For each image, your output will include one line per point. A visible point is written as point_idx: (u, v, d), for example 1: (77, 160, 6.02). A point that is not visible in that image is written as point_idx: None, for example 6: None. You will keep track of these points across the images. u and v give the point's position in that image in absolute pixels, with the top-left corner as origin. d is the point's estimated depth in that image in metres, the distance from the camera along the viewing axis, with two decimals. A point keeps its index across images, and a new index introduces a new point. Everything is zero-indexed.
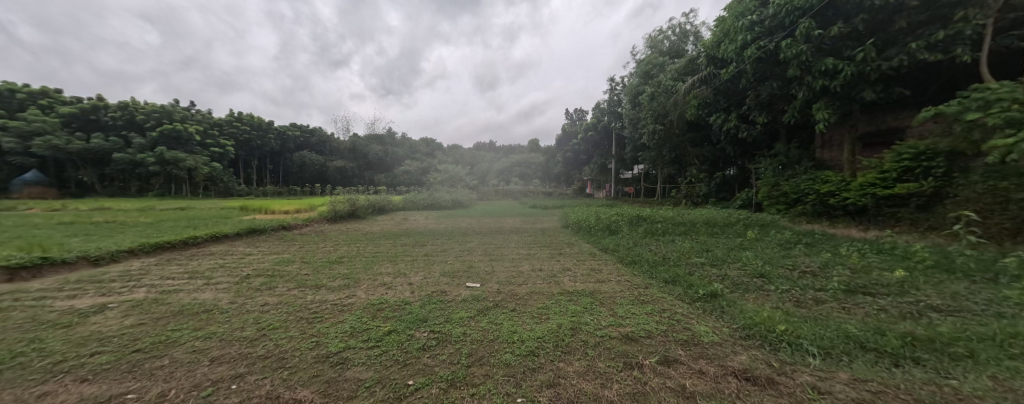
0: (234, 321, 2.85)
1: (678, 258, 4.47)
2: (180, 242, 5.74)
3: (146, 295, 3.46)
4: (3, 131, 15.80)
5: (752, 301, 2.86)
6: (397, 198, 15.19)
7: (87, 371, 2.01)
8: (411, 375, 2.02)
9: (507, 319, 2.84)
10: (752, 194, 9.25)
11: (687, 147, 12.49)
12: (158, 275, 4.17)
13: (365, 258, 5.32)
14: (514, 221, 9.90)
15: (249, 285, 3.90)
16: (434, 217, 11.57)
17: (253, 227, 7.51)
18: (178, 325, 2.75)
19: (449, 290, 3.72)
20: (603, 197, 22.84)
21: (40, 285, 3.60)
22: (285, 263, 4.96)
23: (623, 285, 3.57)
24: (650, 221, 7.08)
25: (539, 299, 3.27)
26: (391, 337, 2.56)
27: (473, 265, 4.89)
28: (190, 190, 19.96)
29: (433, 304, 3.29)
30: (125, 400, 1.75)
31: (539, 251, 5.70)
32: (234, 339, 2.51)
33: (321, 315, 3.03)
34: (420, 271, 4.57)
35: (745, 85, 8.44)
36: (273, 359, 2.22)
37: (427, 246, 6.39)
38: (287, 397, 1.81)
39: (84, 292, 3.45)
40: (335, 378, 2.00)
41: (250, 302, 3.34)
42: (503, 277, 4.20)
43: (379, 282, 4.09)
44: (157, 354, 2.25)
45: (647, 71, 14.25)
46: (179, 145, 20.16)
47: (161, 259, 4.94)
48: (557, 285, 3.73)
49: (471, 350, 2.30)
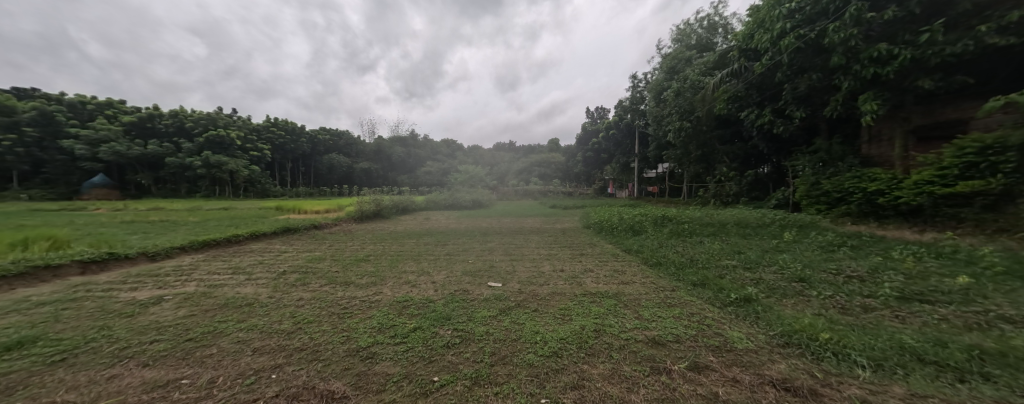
0: (272, 314, 3.05)
1: (707, 260, 4.28)
2: (224, 240, 6.24)
3: (195, 288, 3.77)
4: (78, 140, 18.12)
5: (791, 307, 2.68)
6: (420, 198, 15.58)
7: (147, 357, 2.22)
8: (436, 372, 2.07)
9: (529, 319, 2.84)
10: (789, 193, 8.66)
11: (717, 145, 11.93)
12: (205, 270, 4.54)
13: (389, 257, 5.52)
14: (534, 222, 9.86)
15: (285, 281, 4.16)
16: (455, 217, 11.77)
17: (288, 226, 8.01)
18: (225, 317, 2.98)
19: (471, 289, 3.78)
20: (625, 197, 22.30)
21: (108, 278, 4.02)
22: (316, 260, 5.24)
23: (648, 288, 3.47)
24: (677, 222, 6.83)
25: (561, 300, 3.25)
26: (416, 333, 2.63)
27: (494, 264, 4.93)
28: (233, 191, 21.63)
29: (455, 303, 3.35)
30: (180, 385, 1.92)
31: (559, 251, 5.66)
32: (273, 331, 2.69)
33: (351, 311, 3.17)
34: (442, 270, 4.67)
35: (782, 78, 7.95)
36: (307, 351, 2.35)
37: (448, 246, 6.50)
38: (322, 388, 1.91)
39: (144, 284, 3.83)
40: (364, 371, 2.08)
41: (286, 297, 3.56)
42: (524, 276, 4.20)
43: (404, 280, 4.22)
44: (206, 344, 2.45)
45: (674, 67, 13.75)
46: (222, 150, 21.93)
47: (208, 255, 5.39)
48: (579, 286, 3.68)
49: (494, 350, 2.32)
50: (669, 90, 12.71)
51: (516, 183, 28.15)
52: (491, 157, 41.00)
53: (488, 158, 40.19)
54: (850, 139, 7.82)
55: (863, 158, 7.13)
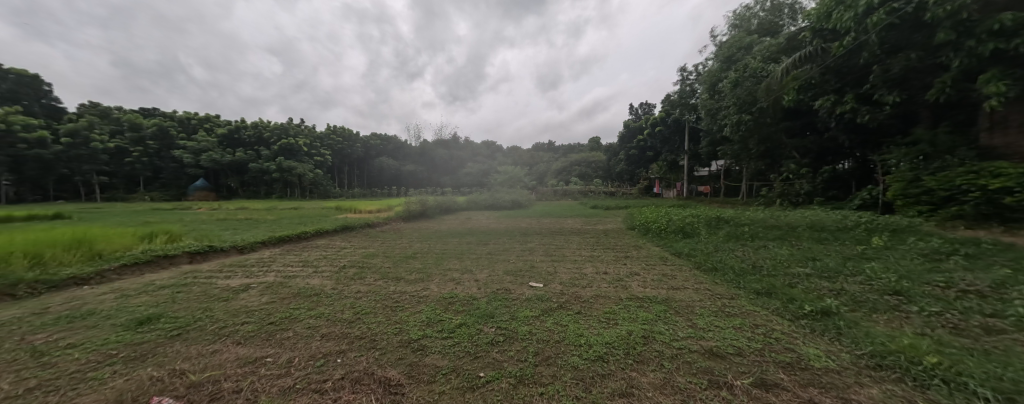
0: (337, 304, 3.36)
1: (772, 266, 3.86)
2: (295, 236, 7.03)
3: (274, 278, 4.31)
4: (185, 150, 21.56)
5: (884, 324, 2.31)
6: (462, 199, 16.07)
7: (240, 337, 2.58)
8: (482, 368, 2.12)
9: (573, 321, 2.79)
10: (878, 192, 7.48)
11: (784, 139, 10.72)
12: (281, 262, 5.16)
13: (434, 255, 5.78)
14: (575, 222, 9.65)
15: (345, 274, 4.58)
16: (496, 217, 11.94)
17: (346, 225, 8.77)
18: (297, 304, 3.35)
19: (513, 289, 3.82)
20: (672, 197, 20.68)
21: (209, 267, 4.74)
22: (371, 256, 5.68)
23: (703, 294, 3.23)
24: (735, 224, 6.26)
25: (605, 303, 3.18)
26: (462, 329, 2.73)
27: (535, 265, 4.93)
28: (301, 193, 24.17)
29: (498, 301, 3.42)
30: (265, 362, 2.21)
31: (601, 253, 5.49)
32: (337, 320, 2.97)
33: (402, 304, 3.39)
34: (485, 268, 4.80)
35: (869, 59, 6.90)
36: (365, 340, 2.55)
37: (489, 245, 6.64)
38: (379, 374, 2.07)
39: (235, 273, 4.46)
40: (416, 362, 2.22)
41: (346, 289, 3.91)
42: (566, 278, 4.14)
43: (450, 277, 4.41)
44: (284, 327, 2.78)
45: (731, 56, 12.64)
46: (293, 156, 24.61)
47: (283, 249, 6.11)
48: (625, 290, 3.54)
49: (538, 350, 2.32)
50: (726, 81, 11.69)
51: (557, 183, 27.84)
52: (531, 157, 41.03)
53: (528, 159, 40.27)
54: (963, 128, 6.56)
55: (981, 150, 5.94)
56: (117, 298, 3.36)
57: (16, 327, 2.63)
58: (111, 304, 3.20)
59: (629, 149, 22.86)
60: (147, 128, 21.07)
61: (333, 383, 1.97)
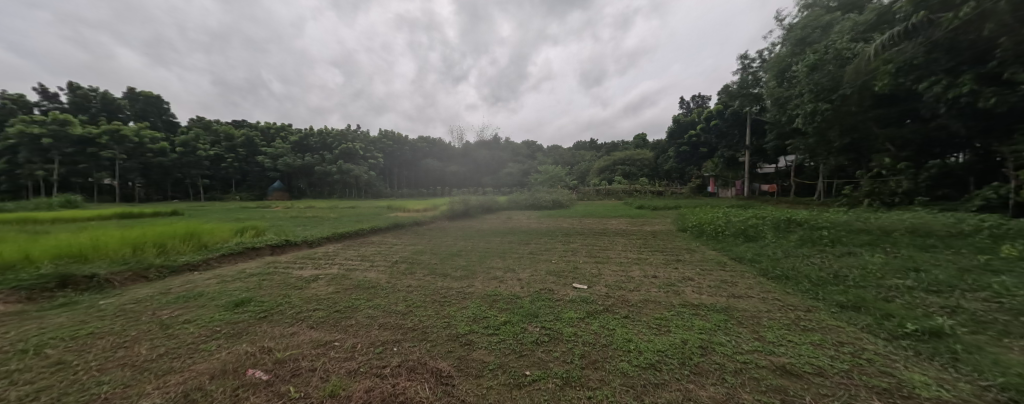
0: (391, 297, 3.61)
1: (860, 277, 3.35)
2: (355, 232, 7.71)
3: (338, 270, 4.77)
4: (266, 156, 24.64)
5: (1019, 352, 1.89)
6: (502, 199, 16.27)
7: (312, 321, 2.89)
8: (528, 366, 2.14)
9: (620, 325, 2.69)
10: (1008, 190, 6.13)
11: (875, 129, 9.25)
12: (343, 256, 5.67)
13: (478, 253, 5.95)
14: (621, 223, 9.25)
15: (398, 269, 4.91)
16: (537, 218, 11.87)
17: (396, 223, 9.37)
18: (357, 295, 3.65)
19: (556, 289, 3.78)
20: (731, 196, 18.11)
21: (285, 258, 5.38)
22: (419, 253, 6.01)
23: (771, 305, 2.92)
24: (810, 227, 5.55)
25: (656, 308, 3.02)
26: (507, 327, 2.77)
27: (578, 266, 4.82)
28: (358, 193, 26.35)
29: (541, 301, 3.41)
30: (334, 345, 2.45)
31: (650, 256, 5.21)
32: (392, 311, 3.19)
33: (449, 299, 3.54)
34: (527, 268, 4.82)
35: (995, 30, 5.69)
36: (417, 332, 2.71)
37: (530, 245, 6.65)
38: (431, 365, 2.18)
39: (306, 265, 5.00)
40: (464, 356, 2.30)
41: (399, 283, 4.19)
42: (611, 281, 3.99)
43: (493, 275, 4.49)
44: (348, 315, 3.06)
45: (805, 38, 11.20)
46: (351, 159, 26.87)
47: (344, 244, 6.74)
48: (678, 295, 3.32)
49: (584, 352, 2.28)
50: (799, 66, 10.39)
51: (600, 182, 26.96)
52: (573, 155, 40.23)
53: (570, 158, 39.55)
54: None
55: None
56: (218, 283, 3.95)
57: (150, 303, 3.23)
58: (213, 288, 3.77)
59: (680, 145, 21.32)
60: (237, 137, 24.47)
61: (391, 370, 2.13)
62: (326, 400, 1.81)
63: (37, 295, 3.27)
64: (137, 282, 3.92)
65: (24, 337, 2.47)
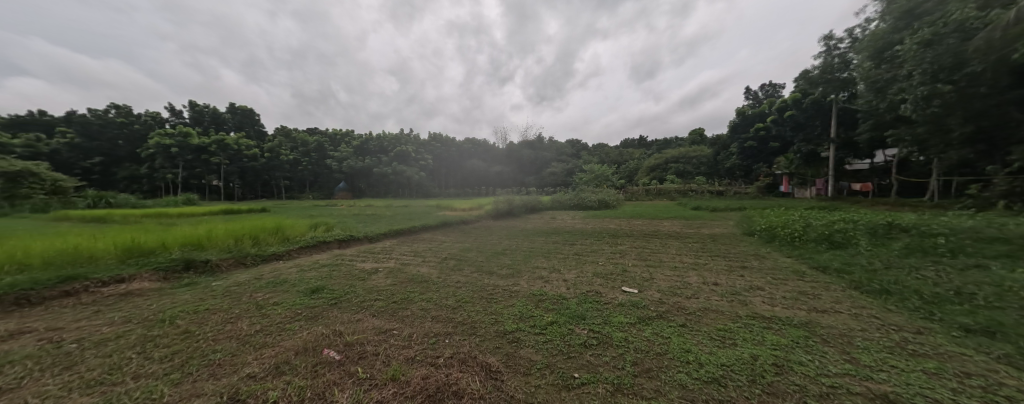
0: (442, 291, 3.79)
1: (993, 296, 2.73)
2: (408, 229, 8.27)
3: (394, 264, 5.15)
4: (333, 159, 27.29)
5: None
6: (546, 199, 16.21)
7: (374, 310, 3.16)
8: (577, 369, 2.10)
9: (676, 334, 2.52)
10: None
11: (1015, 113, 7.46)
12: (398, 251, 6.13)
13: (523, 252, 5.99)
14: (674, 225, 8.66)
15: (448, 264, 5.16)
16: (581, 218, 11.62)
17: (445, 221, 9.84)
18: (411, 288, 3.89)
19: (604, 292, 3.65)
20: (814, 196, 15.52)
21: (350, 252, 5.95)
22: (466, 250, 6.24)
23: (865, 323, 2.51)
24: (919, 234, 4.65)
25: (718, 317, 2.78)
26: (554, 327, 2.75)
27: (627, 269, 4.60)
28: (410, 193, 28.07)
29: (589, 303, 3.31)
30: (393, 333, 2.65)
31: (709, 261, 4.79)
32: (443, 305, 3.35)
33: (496, 297, 3.61)
34: (573, 269, 4.72)
35: None
36: (466, 326, 2.81)
37: (576, 246, 6.52)
38: (481, 359, 2.24)
39: (367, 258, 5.48)
40: (512, 353, 2.33)
41: (449, 278, 4.39)
42: (665, 286, 3.75)
43: (538, 275, 4.49)
44: (403, 306, 3.28)
45: (912, 9, 9.39)
46: (405, 161, 28.59)
47: (399, 240, 7.28)
48: (744, 306, 3.01)
49: (636, 360, 2.17)
50: (906, 43, 8.76)
51: (651, 181, 25.54)
52: (621, 153, 38.48)
53: (618, 156, 37.90)
54: None
55: None
56: (297, 271, 4.51)
57: (248, 286, 3.79)
58: (295, 275, 4.31)
59: (744, 140, 19.31)
60: (311, 143, 27.54)
61: (444, 360, 2.23)
62: (388, 383, 1.96)
63: (170, 276, 4.04)
64: (237, 268, 4.63)
65: (162, 308, 3.06)
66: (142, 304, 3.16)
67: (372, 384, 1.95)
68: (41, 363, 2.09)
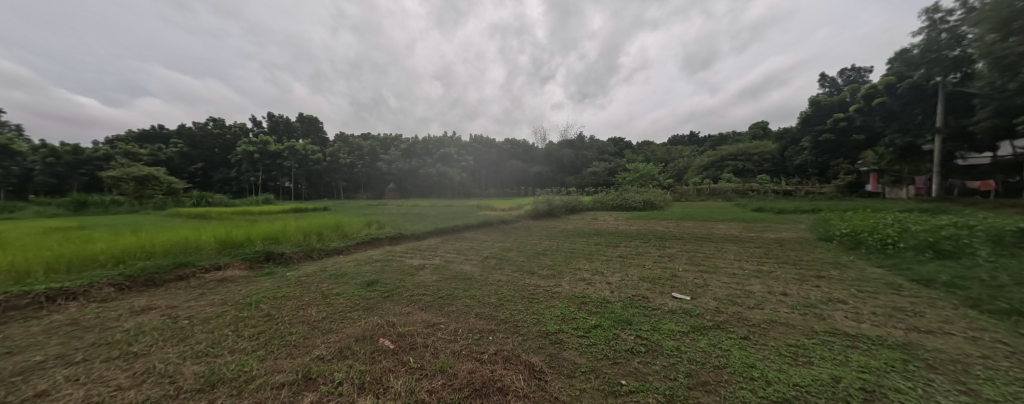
0: (485, 289, 3.88)
1: None
2: (451, 228, 8.58)
3: (438, 261, 5.38)
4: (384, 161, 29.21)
5: None
6: (586, 199, 15.87)
7: (422, 304, 3.33)
8: (623, 375, 2.03)
9: (737, 347, 2.31)
10: None
11: None
12: (442, 249, 6.40)
13: (563, 253, 5.91)
14: (731, 228, 7.95)
15: (489, 263, 5.26)
16: (624, 219, 11.16)
17: (486, 221, 10.06)
18: (456, 285, 4.03)
19: (651, 297, 3.47)
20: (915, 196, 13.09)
21: (400, 248, 6.36)
22: (507, 250, 6.30)
23: (988, 349, 2.08)
24: None
25: (787, 332, 2.50)
26: (598, 331, 2.68)
27: (677, 274, 4.32)
28: (453, 193, 29.08)
29: (635, 308, 3.17)
30: (439, 326, 2.78)
31: (776, 269, 4.30)
32: (485, 302, 3.43)
33: (538, 297, 3.61)
34: (618, 272, 4.54)
35: None
36: (509, 324, 2.85)
37: (620, 247, 6.27)
38: (524, 358, 2.25)
39: (414, 255, 5.81)
40: (555, 354, 2.31)
41: (490, 276, 4.47)
42: (721, 294, 3.45)
43: (580, 276, 4.39)
44: (448, 302, 3.41)
45: None
46: (449, 162, 29.66)
47: (443, 238, 7.58)
48: (822, 321, 2.66)
49: (691, 371, 2.03)
50: None
51: (704, 180, 23.73)
52: (669, 151, 36.19)
53: (666, 154, 35.66)
54: None
55: None
56: (355, 265, 4.93)
57: (315, 277, 4.22)
58: (353, 269, 4.71)
59: (818, 133, 17.10)
60: (365, 148, 29.59)
61: (488, 356, 2.28)
62: (437, 374, 2.06)
63: (255, 265, 4.64)
64: (306, 260, 5.17)
65: (249, 294, 3.53)
66: (235, 289, 3.67)
67: (423, 374, 2.06)
68: (163, 334, 2.52)
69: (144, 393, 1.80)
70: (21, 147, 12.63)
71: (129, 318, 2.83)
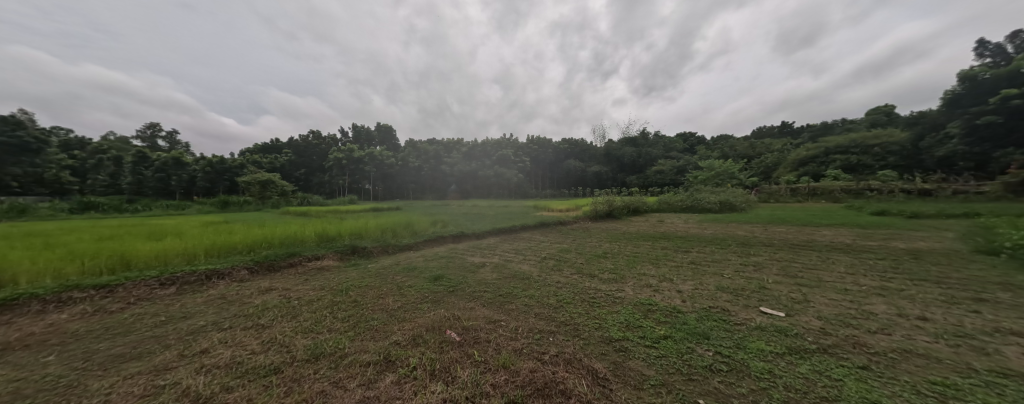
0: (544, 290, 3.87)
1: None
2: (508, 228, 8.72)
3: (498, 260, 5.52)
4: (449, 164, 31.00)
5: None
6: (650, 200, 14.83)
7: (483, 300, 3.45)
8: (700, 395, 1.83)
9: (852, 378, 1.92)
10: None
11: None
12: (502, 248, 6.57)
13: (626, 257, 5.60)
14: (838, 235, 6.64)
15: (547, 264, 5.23)
16: (696, 222, 10.11)
17: (544, 222, 10.02)
18: (515, 284, 4.09)
19: (733, 310, 3.08)
20: None
21: (462, 246, 6.69)
22: (565, 251, 6.20)
23: None
24: None
25: (927, 366, 2.00)
26: (669, 342, 2.47)
27: (765, 286, 3.77)
28: (511, 194, 29.63)
29: (712, 321, 2.85)
30: (500, 323, 2.85)
31: (908, 287, 3.47)
32: (544, 303, 3.41)
33: (599, 301, 3.47)
34: (690, 280, 4.14)
35: None
36: (569, 327, 2.79)
37: (691, 253, 5.72)
38: (586, 363, 2.18)
39: (475, 253, 6.06)
40: (620, 362, 2.20)
41: (549, 277, 4.44)
42: (827, 313, 2.91)
43: (646, 282, 4.11)
44: (508, 300, 3.47)
45: None
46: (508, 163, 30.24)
47: (501, 238, 7.75)
48: (983, 357, 2.07)
49: (787, 399, 1.76)
50: None
51: (800, 178, 20.33)
52: (753, 145, 31.85)
53: (749, 148, 31.44)
54: None
55: None
56: (424, 260, 5.35)
57: (391, 270, 4.69)
58: (422, 263, 5.11)
59: (970, 115, 13.40)
60: (430, 152, 30.50)
61: (550, 357, 2.27)
62: (500, 370, 2.11)
63: (345, 256, 5.35)
64: (384, 254, 5.77)
65: (341, 282, 4.06)
66: (330, 277, 4.25)
67: (487, 368, 2.13)
68: (281, 311, 3.04)
69: (270, 358, 2.19)
70: (186, 158, 17.84)
71: (258, 296, 3.47)
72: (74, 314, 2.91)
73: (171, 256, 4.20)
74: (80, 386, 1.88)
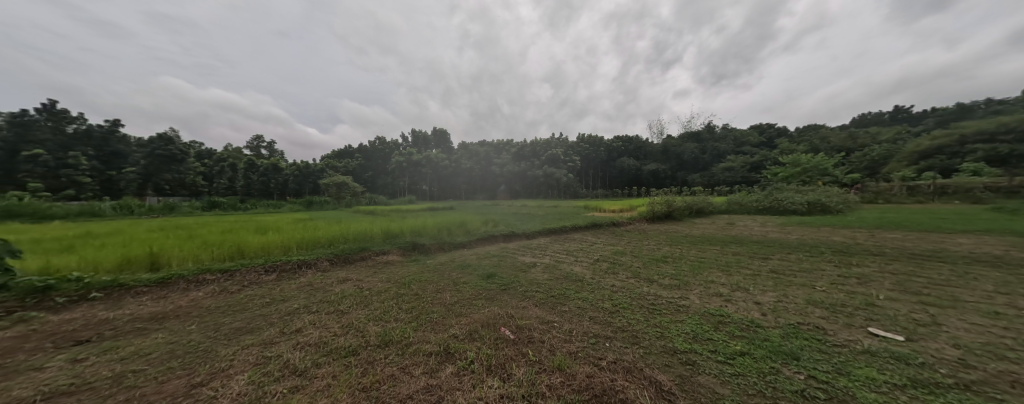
0: (598, 293, 3.72)
1: None
2: (559, 229, 8.59)
3: (549, 260, 5.45)
4: None
5: None
6: (717, 200, 13.45)
7: (536, 300, 3.43)
8: None
9: None
10: None
11: None
12: (553, 249, 6.48)
13: (691, 262, 5.13)
14: (981, 245, 5.27)
15: (600, 266, 5.03)
16: (774, 226, 8.90)
17: (596, 223, 9.67)
18: (568, 286, 4.01)
19: (830, 329, 2.63)
20: None
21: (513, 245, 6.75)
22: (619, 254, 5.91)
23: None
24: None
25: None
26: (748, 360, 2.20)
27: (872, 302, 3.16)
28: (562, 194, 29.22)
29: (802, 340, 2.46)
30: (554, 324, 2.81)
31: None
32: (599, 307, 3.28)
33: (660, 308, 3.23)
34: (771, 291, 3.64)
35: None
36: (628, 333, 2.65)
37: (770, 260, 5.05)
38: (649, 373, 2.05)
39: (526, 253, 6.07)
40: (688, 377, 2.02)
41: (603, 280, 4.26)
42: (966, 340, 2.34)
43: (716, 291, 3.71)
44: (561, 302, 3.40)
45: None
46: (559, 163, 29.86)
47: (552, 239, 7.65)
48: None
49: None
50: None
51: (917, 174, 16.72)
52: (851, 136, 27.03)
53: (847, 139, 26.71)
54: None
55: None
56: (477, 258, 5.53)
57: (447, 266, 4.94)
58: (476, 261, 5.28)
59: None
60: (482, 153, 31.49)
61: (607, 363, 2.17)
62: (555, 371, 2.09)
63: (407, 251, 5.77)
64: (441, 251, 6.09)
65: (403, 275, 4.38)
66: (395, 271, 4.62)
67: (542, 368, 2.12)
68: (356, 299, 3.38)
69: (348, 341, 2.45)
70: (281, 163, 20.85)
71: (337, 285, 3.91)
72: (206, 292, 3.58)
73: (273, 247, 4.96)
74: (212, 351, 2.30)
